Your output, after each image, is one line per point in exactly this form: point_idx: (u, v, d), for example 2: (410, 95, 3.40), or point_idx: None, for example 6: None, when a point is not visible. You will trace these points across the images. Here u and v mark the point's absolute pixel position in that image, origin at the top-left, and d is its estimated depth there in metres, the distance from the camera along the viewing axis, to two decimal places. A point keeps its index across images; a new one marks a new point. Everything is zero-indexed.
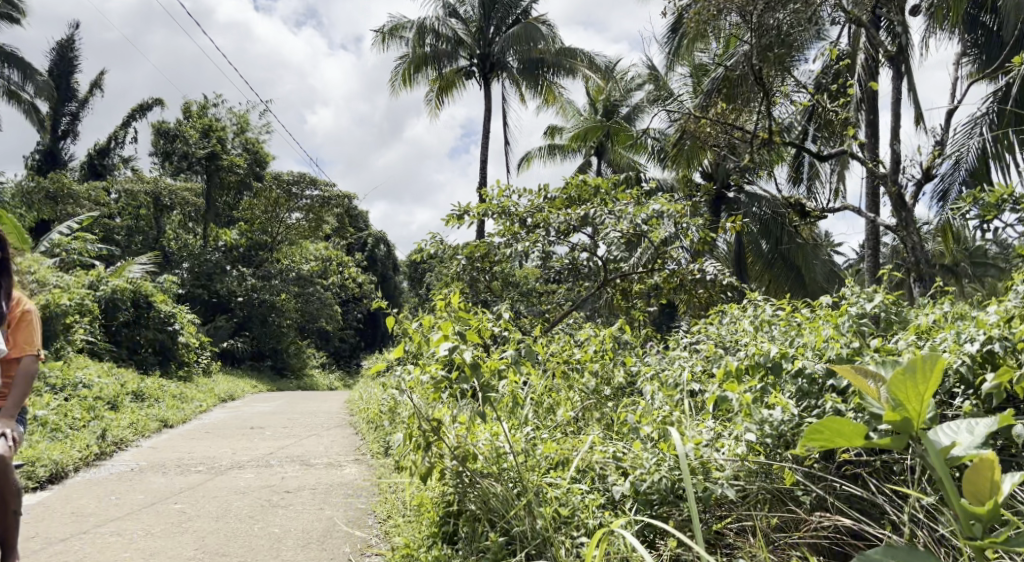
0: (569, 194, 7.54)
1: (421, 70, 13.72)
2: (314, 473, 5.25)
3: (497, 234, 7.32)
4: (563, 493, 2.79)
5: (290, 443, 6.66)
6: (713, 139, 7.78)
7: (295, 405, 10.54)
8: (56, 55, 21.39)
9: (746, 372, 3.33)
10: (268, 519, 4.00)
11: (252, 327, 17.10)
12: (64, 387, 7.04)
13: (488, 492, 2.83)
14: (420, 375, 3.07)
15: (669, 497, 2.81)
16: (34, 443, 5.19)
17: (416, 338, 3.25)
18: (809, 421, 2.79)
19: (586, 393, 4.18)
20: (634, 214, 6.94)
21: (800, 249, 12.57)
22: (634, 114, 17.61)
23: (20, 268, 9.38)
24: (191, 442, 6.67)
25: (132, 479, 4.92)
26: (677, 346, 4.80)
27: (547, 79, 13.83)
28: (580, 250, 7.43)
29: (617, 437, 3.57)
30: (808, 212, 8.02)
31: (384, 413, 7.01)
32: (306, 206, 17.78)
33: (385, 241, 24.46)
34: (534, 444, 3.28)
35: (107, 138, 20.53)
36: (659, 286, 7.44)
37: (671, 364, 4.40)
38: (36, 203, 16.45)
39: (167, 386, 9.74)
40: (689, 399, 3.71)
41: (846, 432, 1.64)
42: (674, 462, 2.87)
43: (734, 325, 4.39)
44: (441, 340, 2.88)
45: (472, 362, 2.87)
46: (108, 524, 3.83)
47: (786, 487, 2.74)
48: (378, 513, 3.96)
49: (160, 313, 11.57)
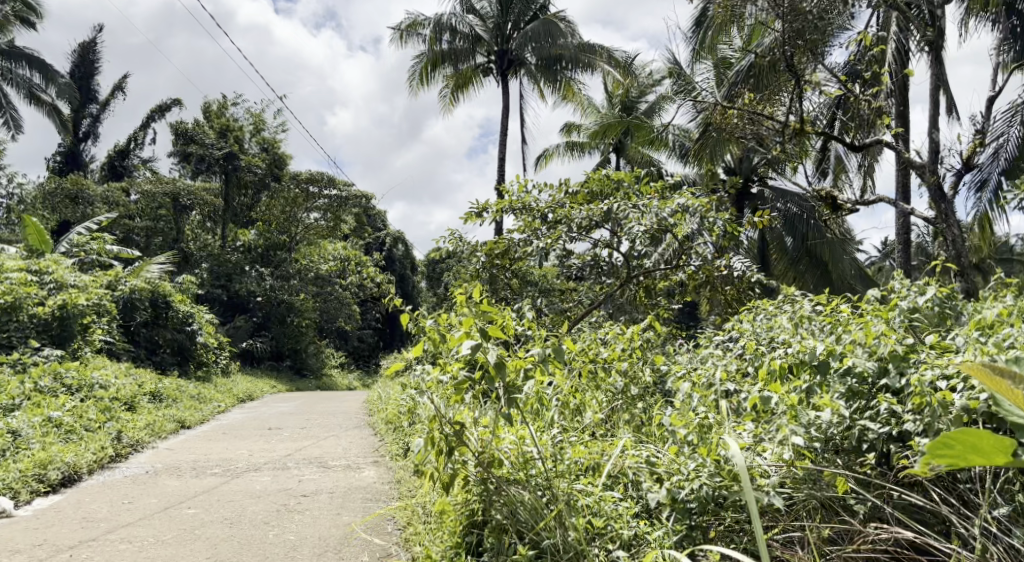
0: (591, 189, 7.35)
1: (439, 68, 13.59)
2: (332, 476, 5.09)
3: (517, 231, 7.14)
4: (596, 501, 2.61)
5: (308, 444, 6.53)
6: (740, 131, 7.55)
7: (313, 405, 10.43)
8: (77, 57, 21.53)
9: (789, 370, 3.11)
10: (284, 524, 3.85)
11: (271, 327, 17.08)
12: (81, 387, 6.97)
13: (517, 500, 2.64)
14: (440, 376, 2.88)
15: (710, 505, 2.62)
16: (48, 445, 5.09)
17: (434, 335, 3.08)
18: (862, 424, 2.58)
19: (614, 393, 4.01)
20: (660, 208, 6.71)
21: (827, 244, 12.24)
22: (654, 109, 17.35)
23: (39, 268, 9.34)
24: (208, 443, 6.56)
25: (146, 483, 4.79)
26: (709, 344, 4.58)
27: (566, 75, 13.61)
28: (602, 246, 7.24)
29: (650, 441, 3.38)
30: (839, 205, 7.74)
31: (403, 413, 6.85)
32: (324, 206, 18.01)
33: (403, 241, 24.34)
34: (562, 447, 3.10)
35: (127, 139, 20.63)
36: (684, 283, 7.21)
37: (702, 363, 4.22)
38: (56, 204, 16.53)
39: (186, 387, 9.67)
40: (725, 399, 3.50)
41: (984, 449, 1.38)
42: (715, 468, 2.67)
43: (770, 322, 4.18)
44: (463, 337, 2.69)
45: (496, 362, 2.68)
46: (118, 530, 3.70)
47: (838, 495, 2.52)
48: (398, 519, 3.79)
49: (179, 313, 11.54)
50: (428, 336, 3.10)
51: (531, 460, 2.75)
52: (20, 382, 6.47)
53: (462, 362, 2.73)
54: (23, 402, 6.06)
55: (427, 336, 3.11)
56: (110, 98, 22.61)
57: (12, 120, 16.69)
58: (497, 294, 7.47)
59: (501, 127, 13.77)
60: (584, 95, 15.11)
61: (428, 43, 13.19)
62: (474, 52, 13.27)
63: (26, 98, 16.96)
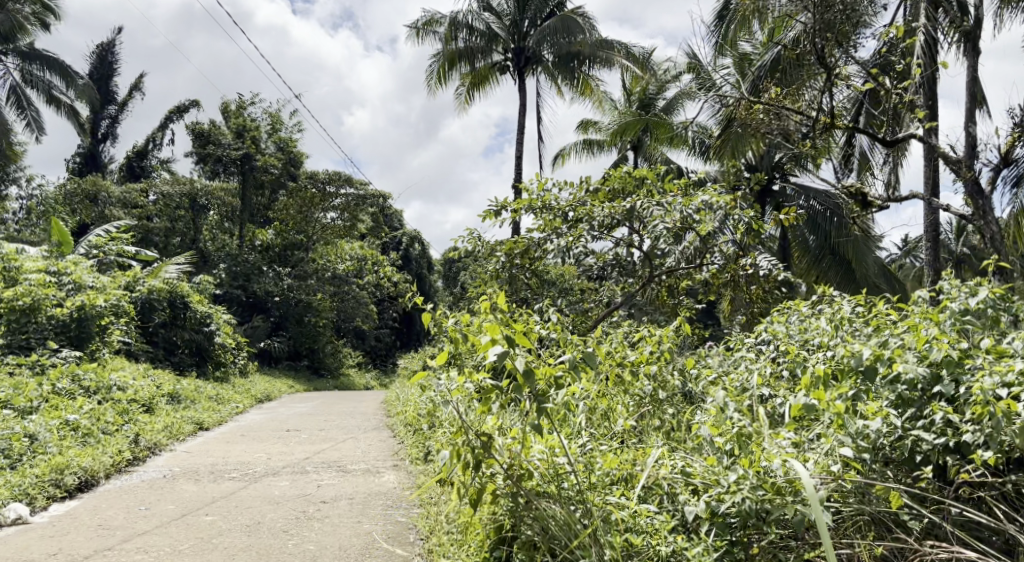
0: (613, 187, 7.18)
1: (455, 67, 13.48)
2: (351, 481, 4.98)
3: (537, 230, 7.00)
4: (631, 515, 2.49)
5: (327, 447, 6.43)
6: (765, 127, 7.37)
7: (331, 405, 10.36)
8: (96, 58, 21.67)
9: (832, 376, 2.94)
10: (302, 533, 3.73)
11: (288, 327, 17.10)
12: (99, 389, 6.93)
13: (547, 515, 2.51)
14: (466, 384, 2.74)
15: (752, 520, 2.47)
16: (65, 448, 5.01)
17: (458, 337, 2.94)
18: (914, 435, 2.42)
19: (642, 398, 3.85)
20: (683, 205, 6.52)
21: (852, 242, 11.94)
22: (672, 105, 17.13)
23: (57, 268, 9.32)
24: (226, 446, 6.48)
25: (163, 488, 4.71)
26: (742, 346, 4.42)
27: (583, 72, 13.45)
28: (624, 246, 7.09)
29: (684, 449, 3.23)
30: (869, 202, 7.52)
31: (423, 416, 6.74)
32: (341, 205, 17.69)
33: (419, 240, 24.27)
34: (592, 457, 2.98)
35: (145, 140, 20.73)
36: (709, 282, 7.02)
37: (735, 367, 4.05)
38: (76, 204, 16.62)
39: (204, 387, 9.64)
40: (761, 406, 3.34)
41: None
42: (758, 480, 2.51)
43: (807, 325, 4.00)
44: (490, 344, 2.55)
45: (524, 369, 2.52)
46: (134, 539, 3.60)
47: (892, 511, 2.37)
48: (420, 529, 3.68)
49: (197, 313, 11.52)
50: (452, 340, 2.97)
51: (563, 472, 2.63)
52: (38, 385, 6.44)
53: (487, 370, 2.59)
54: (41, 404, 6.01)
55: (451, 340, 2.97)
56: (129, 99, 22.76)
57: (34, 121, 16.80)
58: (517, 294, 7.33)
59: (518, 125, 13.63)
60: (602, 93, 14.95)
61: (443, 42, 13.07)
62: (490, 50, 13.15)
63: (46, 100, 17.06)
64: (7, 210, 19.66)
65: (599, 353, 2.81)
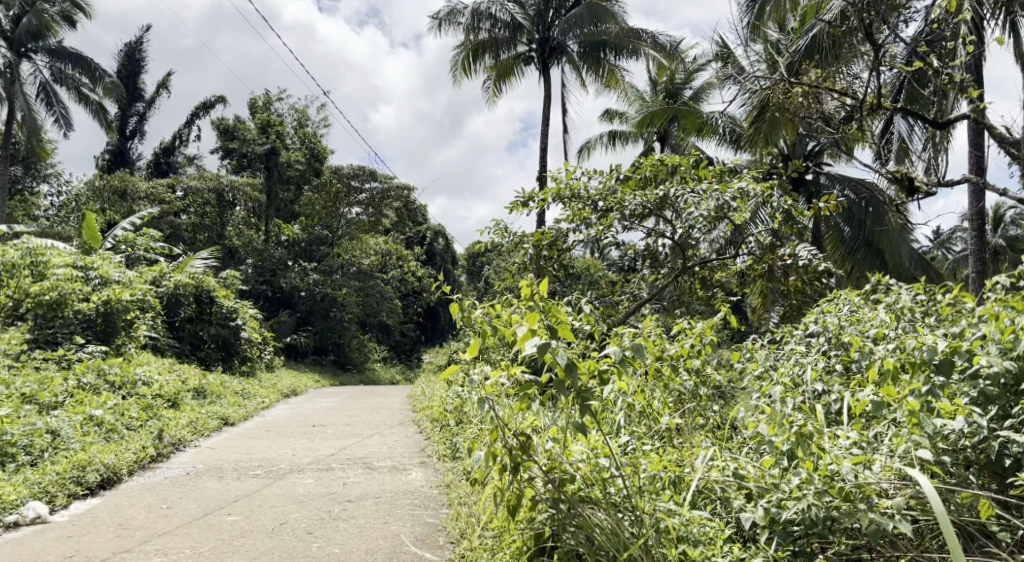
0: (644, 175, 6.88)
1: (479, 59, 13.29)
2: (377, 478, 4.82)
3: (565, 220, 6.77)
4: (683, 522, 2.29)
5: (352, 443, 6.28)
6: (804, 113, 7.09)
7: (357, 400, 10.27)
8: (124, 56, 21.80)
9: (902, 369, 2.68)
10: (327, 535, 3.56)
11: (314, 322, 17.19)
12: (124, 384, 6.85)
13: (592, 523, 2.30)
14: (502, 379, 2.53)
15: (817, 527, 2.24)
16: (87, 444, 4.90)
17: (488, 328, 2.75)
18: (1004, 436, 2.17)
19: (684, 395, 3.62)
20: (720, 192, 6.24)
21: (888, 233, 11.45)
22: (700, 94, 16.78)
23: (84, 263, 9.23)
24: (250, 442, 6.36)
25: (186, 485, 4.58)
26: (788, 339, 4.17)
27: (609, 62, 13.15)
28: (655, 236, 6.83)
29: (735, 449, 3.01)
30: (915, 188, 7.17)
31: (450, 412, 6.58)
32: (366, 200, 17.64)
33: (444, 234, 24.22)
34: (635, 456, 2.78)
35: (172, 136, 20.83)
36: (744, 275, 6.76)
37: (784, 361, 3.79)
38: (105, 200, 16.70)
39: (230, 382, 9.60)
40: (815, 402, 3.09)
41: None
42: (824, 485, 2.28)
43: (862, 318, 3.74)
44: (527, 336, 2.34)
45: (567, 363, 2.28)
46: (154, 540, 3.46)
47: (979, 521, 2.13)
48: (451, 531, 3.50)
49: (223, 308, 11.49)
50: (484, 332, 2.77)
51: (607, 477, 2.42)
52: (63, 380, 6.37)
53: (523, 365, 2.38)
54: (66, 399, 5.92)
55: (481, 331, 2.77)
56: (156, 97, 22.87)
57: (62, 118, 16.91)
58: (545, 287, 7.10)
59: (543, 117, 13.40)
60: (627, 83, 14.63)
61: (467, 33, 12.85)
62: (515, 41, 12.88)
63: (74, 96, 17.17)
64: (38, 207, 19.90)
65: (647, 346, 2.59)
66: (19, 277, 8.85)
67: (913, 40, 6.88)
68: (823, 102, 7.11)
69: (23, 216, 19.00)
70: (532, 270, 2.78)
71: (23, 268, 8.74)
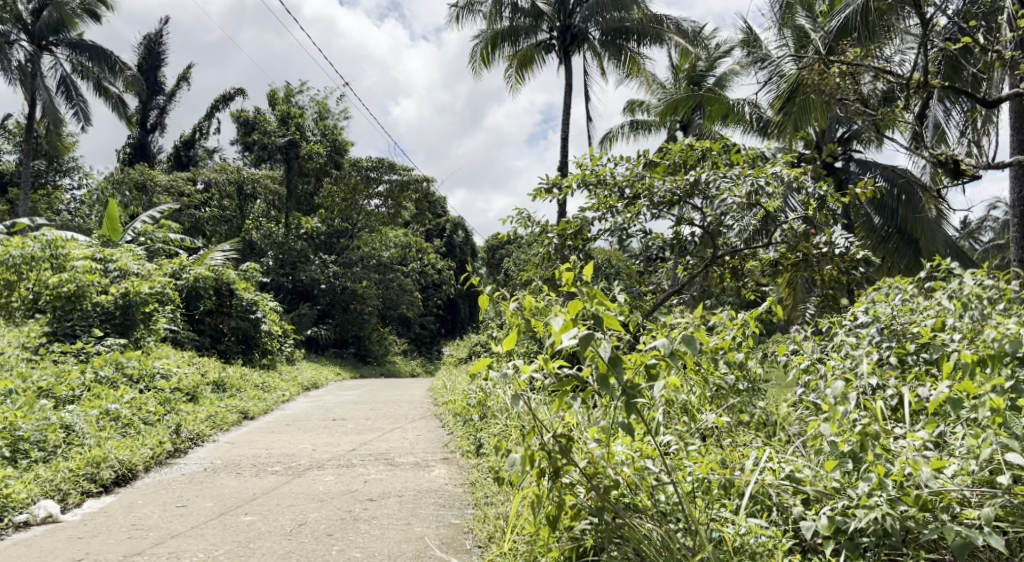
0: (673, 160, 6.57)
1: (498, 48, 13.03)
2: (399, 475, 4.63)
3: (590, 209, 6.52)
4: (739, 533, 2.11)
5: (373, 438, 6.11)
6: (841, 94, 6.80)
7: (378, 393, 10.13)
8: (144, 49, 21.82)
9: (980, 363, 2.43)
10: (348, 537, 3.38)
11: (335, 315, 17.17)
12: (142, 377, 6.74)
13: (641, 535, 2.09)
14: (539, 374, 2.34)
15: (890, 538, 2.01)
16: (103, 440, 4.75)
17: (522, 321, 2.55)
18: None
19: (726, 390, 3.38)
20: (754, 176, 5.92)
21: (921, 220, 11.01)
22: (724, 80, 16.38)
23: (103, 255, 9.12)
24: (270, 436, 6.21)
25: (202, 483, 4.43)
26: (835, 331, 3.90)
27: (631, 50, 12.81)
28: (684, 224, 6.57)
29: (787, 450, 2.78)
30: (960, 171, 6.82)
31: (473, 406, 6.40)
32: (385, 192, 17.46)
33: (463, 227, 24.12)
34: (681, 458, 2.57)
35: (192, 129, 20.84)
36: (778, 265, 6.48)
37: (836, 355, 3.53)
38: (126, 193, 16.71)
39: (250, 375, 9.51)
40: (872, 399, 2.85)
41: None
42: (896, 493, 2.06)
43: (925, 312, 3.45)
44: (565, 327, 2.13)
45: (609, 356, 2.07)
46: (167, 542, 3.30)
47: None
48: (478, 534, 3.32)
49: (243, 301, 11.42)
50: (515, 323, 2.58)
51: (656, 484, 2.22)
52: (80, 373, 6.26)
53: (561, 360, 2.17)
54: (83, 393, 5.80)
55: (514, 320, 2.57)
56: (176, 90, 22.90)
57: (82, 111, 16.93)
58: None
59: (564, 107, 13.10)
60: (650, 71, 14.28)
61: (488, 22, 12.60)
62: (536, 29, 12.60)
63: (94, 89, 17.19)
64: (61, 201, 20.04)
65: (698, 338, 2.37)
66: (39, 270, 8.79)
67: (959, 16, 6.52)
68: (861, 82, 6.80)
69: (46, 210, 19.15)
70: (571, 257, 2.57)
71: (43, 260, 8.69)
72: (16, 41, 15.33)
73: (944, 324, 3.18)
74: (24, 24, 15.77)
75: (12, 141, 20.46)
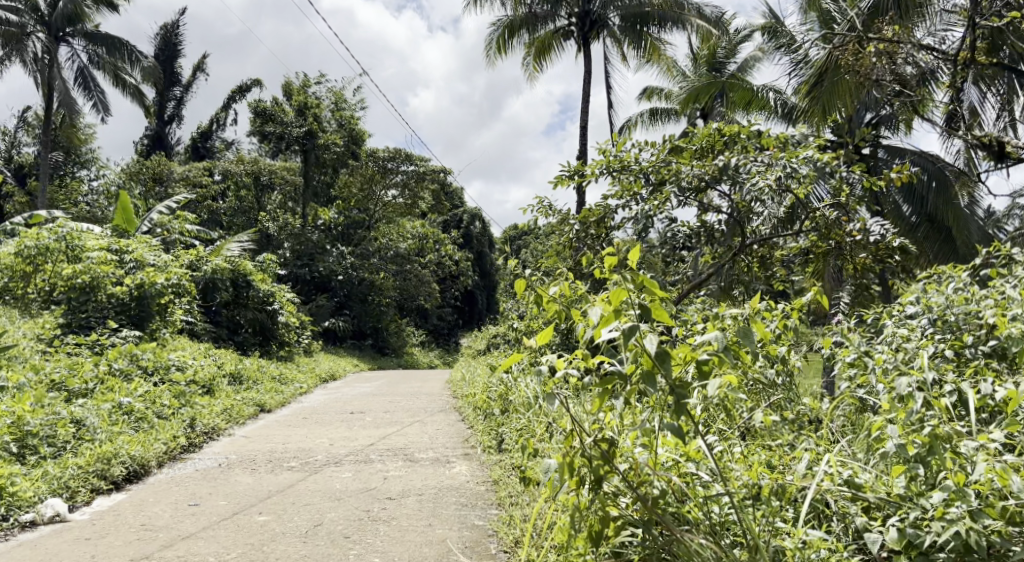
0: (700, 145, 6.27)
1: (517, 35, 12.75)
2: (419, 472, 4.46)
3: (613, 197, 6.27)
4: (797, 548, 1.90)
5: (392, 432, 5.94)
6: (876, 72, 6.47)
7: (396, 385, 10.01)
8: (161, 40, 21.75)
9: None
10: (365, 540, 3.19)
11: (352, 306, 16.96)
12: (157, 369, 6.64)
13: (691, 551, 1.89)
14: (577, 371, 2.16)
15: (971, 555, 1.78)
16: (114, 435, 4.62)
17: (561, 310, 2.38)
18: None
19: (769, 386, 3.16)
20: (786, 159, 5.54)
21: (954, 211, 10.51)
22: (747, 65, 16.03)
23: (119, 246, 8.99)
24: (287, 430, 6.08)
25: (217, 479, 4.29)
26: (883, 323, 3.64)
27: (652, 36, 12.46)
28: (711, 211, 6.30)
29: (840, 452, 2.56)
30: (1004, 153, 6.51)
31: (495, 399, 6.22)
32: (402, 182, 17.32)
33: (480, 218, 23.97)
34: (729, 462, 2.37)
35: (209, 121, 20.83)
36: (809, 254, 6.15)
37: (887, 347, 3.29)
38: (143, 184, 17.50)
39: (267, 366, 9.42)
40: (934, 395, 2.61)
41: None
42: (979, 504, 1.83)
43: (989, 303, 3.17)
44: (606, 319, 1.95)
45: (657, 351, 1.88)
46: (177, 545, 3.14)
47: None
48: (503, 539, 3.13)
49: (260, 292, 11.32)
50: (552, 312, 2.41)
51: (708, 495, 2.02)
52: (93, 365, 6.15)
53: (601, 355, 1.99)
54: (96, 386, 5.68)
55: (552, 309, 2.40)
56: (192, 81, 22.87)
57: (100, 102, 16.91)
58: None
59: (583, 95, 12.79)
60: (672, 58, 13.92)
61: (507, 9, 12.33)
62: (555, 15, 12.28)
63: (112, 80, 17.17)
64: (80, 193, 20.14)
65: (754, 331, 2.17)
66: (54, 261, 8.71)
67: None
68: (899, 62, 6.51)
69: (65, 202, 19.26)
70: (613, 244, 2.39)
71: (58, 251, 8.60)
72: (33, 32, 15.31)
73: (1011, 314, 2.93)
74: (41, 16, 15.73)
75: (31, 133, 20.59)
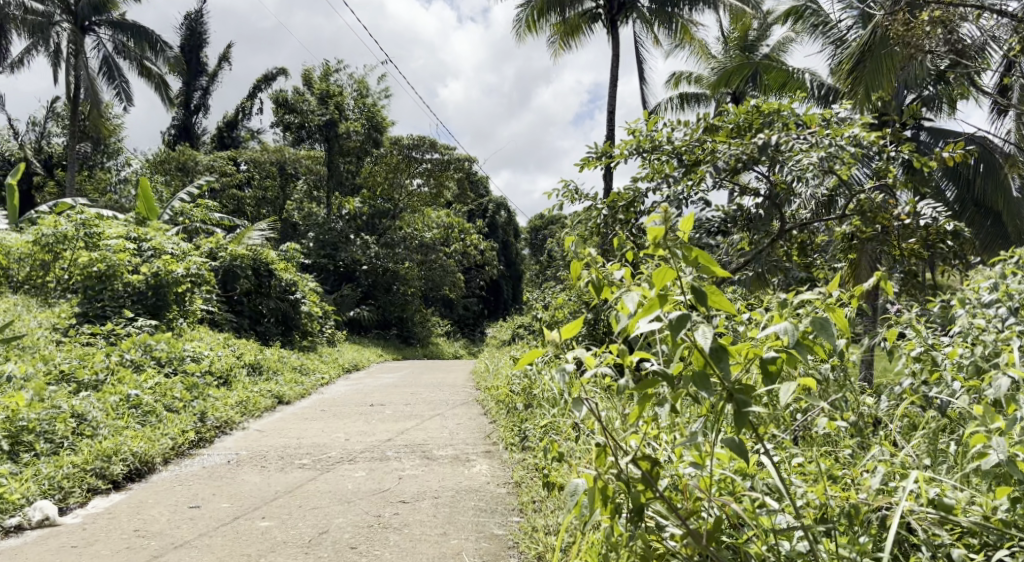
0: (737, 123, 5.81)
1: (546, 16, 12.24)
2: (437, 472, 4.15)
3: (643, 179, 5.84)
4: None
5: (410, 426, 5.64)
6: (930, 42, 5.99)
7: (419, 376, 9.72)
8: (186, 29, 21.66)
9: None
10: (373, 552, 2.90)
11: (377, 296, 16.64)
12: (171, 361, 6.42)
13: None
14: (612, 371, 1.83)
15: None
16: (119, 431, 4.38)
17: (601, 295, 2.06)
18: None
19: (829, 386, 2.79)
20: (833, 137, 5.08)
21: (1001, 195, 9.89)
22: (780, 47, 15.50)
23: (137, 234, 8.79)
24: (303, 424, 5.81)
25: (225, 477, 4.05)
26: (951, 315, 3.19)
27: (683, 17, 11.95)
28: (748, 193, 5.87)
29: (916, 464, 2.20)
30: None
31: (518, 394, 5.90)
32: (427, 170, 17.13)
33: (507, 207, 23.71)
34: (791, 478, 2.05)
35: (235, 110, 20.76)
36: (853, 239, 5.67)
37: (962, 342, 2.87)
38: (168, 175, 17.48)
39: (288, 357, 9.20)
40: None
41: None
42: None
43: None
44: (648, 308, 1.63)
45: (712, 348, 1.56)
46: (166, 557, 2.87)
47: None
48: (525, 553, 2.84)
49: (282, 281, 11.18)
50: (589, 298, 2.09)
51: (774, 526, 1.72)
52: (105, 355, 5.94)
53: (642, 352, 1.68)
54: (106, 378, 5.47)
55: (585, 291, 2.08)
56: (217, 71, 22.82)
57: (125, 91, 16.86)
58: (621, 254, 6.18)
59: (612, 80, 12.35)
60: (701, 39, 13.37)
61: None
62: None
63: (138, 69, 17.12)
64: (109, 182, 20.22)
65: (830, 323, 1.82)
66: (72, 249, 8.56)
67: None
68: (957, 30, 6.01)
69: (93, 191, 19.35)
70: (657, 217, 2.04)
71: (77, 239, 8.40)
72: (58, 22, 15.23)
73: None
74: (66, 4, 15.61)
75: (60, 123, 20.69)
